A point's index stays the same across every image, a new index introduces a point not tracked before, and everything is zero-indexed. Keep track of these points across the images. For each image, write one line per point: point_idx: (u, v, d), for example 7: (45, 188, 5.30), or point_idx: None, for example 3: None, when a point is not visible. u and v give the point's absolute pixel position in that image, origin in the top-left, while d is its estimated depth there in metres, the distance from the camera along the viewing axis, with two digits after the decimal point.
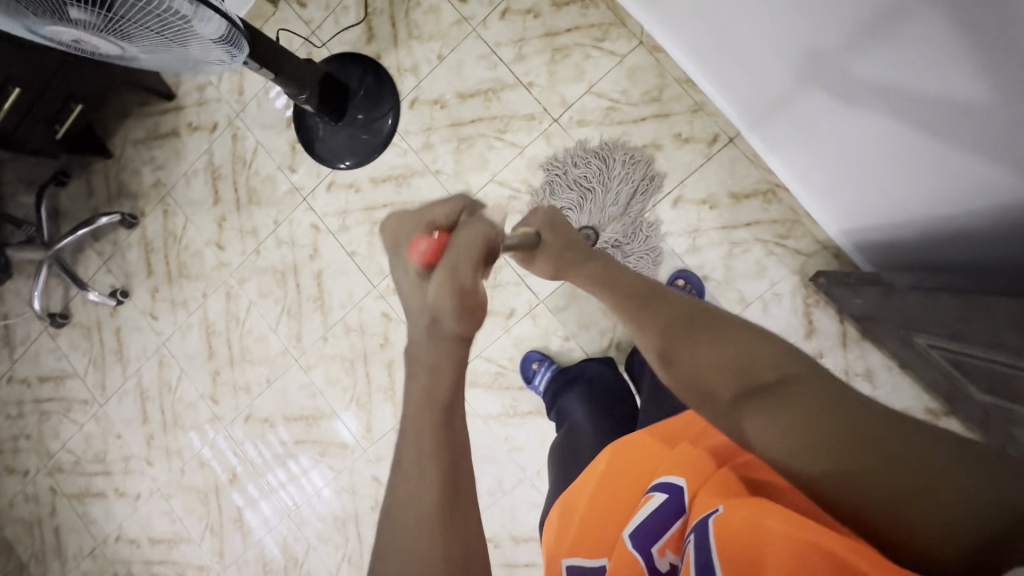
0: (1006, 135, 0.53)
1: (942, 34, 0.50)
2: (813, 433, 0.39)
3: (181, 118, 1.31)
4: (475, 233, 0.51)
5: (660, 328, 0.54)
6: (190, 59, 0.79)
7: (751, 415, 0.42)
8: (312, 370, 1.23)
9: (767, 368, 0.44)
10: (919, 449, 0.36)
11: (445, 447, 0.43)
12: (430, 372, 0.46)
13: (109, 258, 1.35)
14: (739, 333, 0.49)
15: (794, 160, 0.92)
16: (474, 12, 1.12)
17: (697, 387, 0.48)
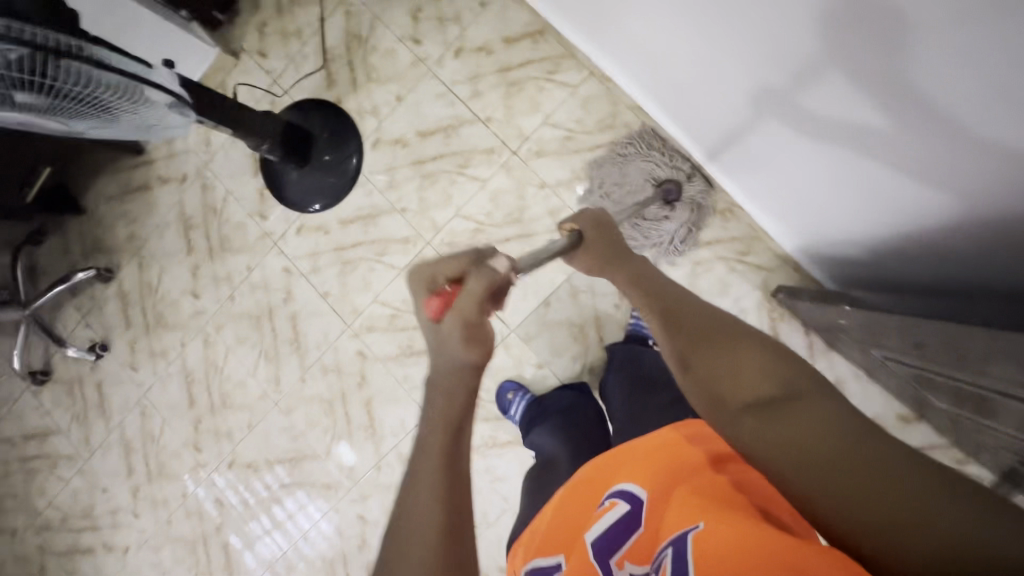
0: (930, 160, 0.54)
1: (879, 71, 0.51)
2: (798, 449, 0.38)
3: (152, 171, 1.33)
4: (479, 283, 0.52)
5: (678, 333, 0.53)
6: (142, 125, 0.81)
7: (750, 426, 0.42)
8: (293, 412, 1.23)
9: (784, 383, 0.43)
10: (899, 478, 0.33)
11: (448, 472, 0.45)
12: (446, 395, 0.49)
13: (88, 312, 1.37)
14: (761, 346, 0.47)
15: (749, 185, 0.94)
16: (429, 53, 1.15)
17: (706, 392, 0.48)
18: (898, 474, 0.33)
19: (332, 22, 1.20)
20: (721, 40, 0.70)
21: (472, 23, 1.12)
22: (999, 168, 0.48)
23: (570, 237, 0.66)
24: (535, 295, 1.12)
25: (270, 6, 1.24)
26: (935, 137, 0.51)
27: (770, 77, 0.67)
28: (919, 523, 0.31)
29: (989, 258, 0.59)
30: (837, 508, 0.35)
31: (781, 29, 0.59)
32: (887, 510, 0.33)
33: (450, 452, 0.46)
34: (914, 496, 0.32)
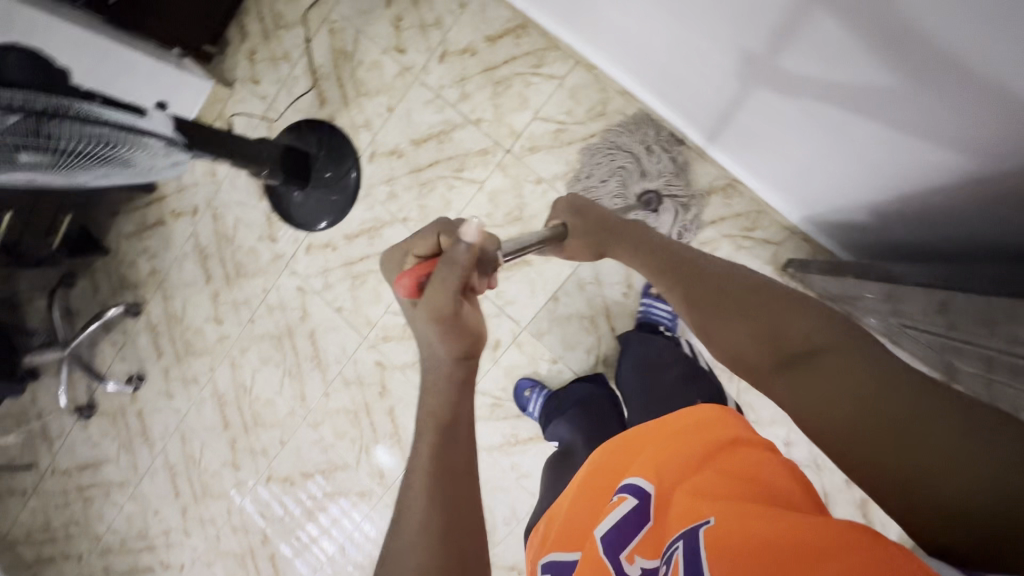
0: (927, 124, 0.54)
1: (855, 26, 0.51)
2: (826, 406, 0.39)
3: (165, 207, 1.39)
4: (460, 256, 0.48)
5: (704, 301, 0.52)
6: (145, 169, 0.83)
7: (785, 390, 0.43)
8: (321, 426, 1.27)
9: (807, 338, 0.43)
10: (929, 421, 0.34)
11: (442, 473, 0.41)
12: (435, 393, 0.45)
13: (122, 347, 1.44)
14: (784, 305, 0.47)
15: (744, 161, 0.93)
16: (414, 61, 1.15)
17: (738, 359, 0.48)
18: (923, 417, 0.35)
19: (318, 41, 1.22)
20: (705, 18, 0.68)
21: (453, 25, 1.12)
22: (998, 127, 0.48)
23: (553, 229, 0.65)
24: (543, 290, 1.12)
25: (257, 33, 1.27)
26: (935, 101, 0.50)
27: (756, 52, 0.65)
28: (951, 463, 0.33)
29: (990, 218, 0.59)
30: (865, 455, 0.37)
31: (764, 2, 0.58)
32: (914, 454, 0.34)
33: (441, 456, 0.41)
34: (935, 430, 0.34)
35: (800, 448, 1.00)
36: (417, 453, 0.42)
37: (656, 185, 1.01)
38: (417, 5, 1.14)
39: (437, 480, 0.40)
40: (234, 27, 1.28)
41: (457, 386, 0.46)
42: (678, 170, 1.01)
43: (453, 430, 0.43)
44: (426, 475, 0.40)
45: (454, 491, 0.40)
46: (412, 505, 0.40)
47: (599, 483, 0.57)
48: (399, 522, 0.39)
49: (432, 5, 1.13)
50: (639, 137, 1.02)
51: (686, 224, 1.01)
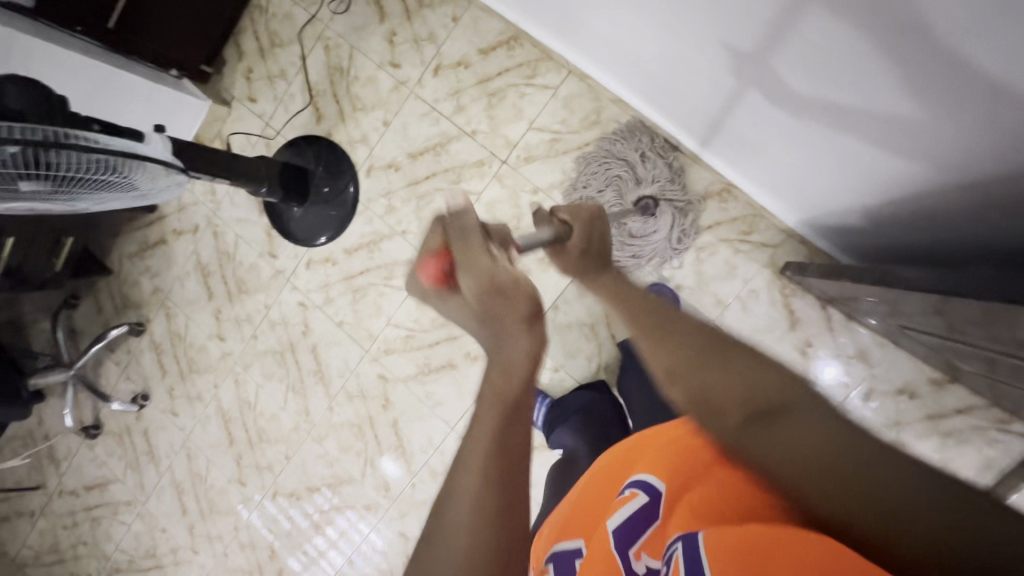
0: (919, 128, 0.54)
1: (842, 25, 0.51)
2: (787, 455, 0.34)
3: (166, 226, 1.40)
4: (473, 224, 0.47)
5: (672, 347, 0.47)
6: (146, 193, 0.84)
7: (751, 442, 0.36)
8: (325, 440, 1.27)
9: (774, 392, 0.39)
10: (888, 475, 0.30)
11: (504, 462, 0.37)
12: (502, 368, 0.40)
13: (126, 366, 1.45)
14: (749, 359, 0.43)
15: (739, 165, 0.93)
16: (409, 75, 1.16)
17: (705, 405, 0.42)
18: (883, 470, 0.30)
19: (313, 59, 1.23)
20: (696, 27, 0.68)
21: (446, 39, 1.13)
22: (990, 131, 0.48)
23: (556, 229, 0.63)
24: (543, 299, 1.12)
25: (253, 52, 1.28)
26: (925, 100, 0.50)
27: (748, 59, 0.65)
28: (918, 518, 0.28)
29: (983, 223, 0.59)
30: (826, 505, 0.32)
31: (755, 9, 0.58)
32: (876, 503, 0.30)
33: (502, 441, 0.37)
34: (902, 484, 0.30)
35: None
36: (477, 434, 0.38)
37: (656, 191, 1.01)
38: (410, 20, 1.15)
39: (496, 467, 0.36)
40: (230, 47, 1.30)
41: (528, 356, 0.41)
42: (674, 174, 1.01)
43: (518, 408, 0.39)
44: (486, 460, 0.36)
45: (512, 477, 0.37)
46: (464, 489, 0.36)
47: (609, 481, 0.57)
48: (449, 507, 0.36)
49: (425, 20, 1.14)
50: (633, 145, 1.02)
51: (684, 228, 1.01)
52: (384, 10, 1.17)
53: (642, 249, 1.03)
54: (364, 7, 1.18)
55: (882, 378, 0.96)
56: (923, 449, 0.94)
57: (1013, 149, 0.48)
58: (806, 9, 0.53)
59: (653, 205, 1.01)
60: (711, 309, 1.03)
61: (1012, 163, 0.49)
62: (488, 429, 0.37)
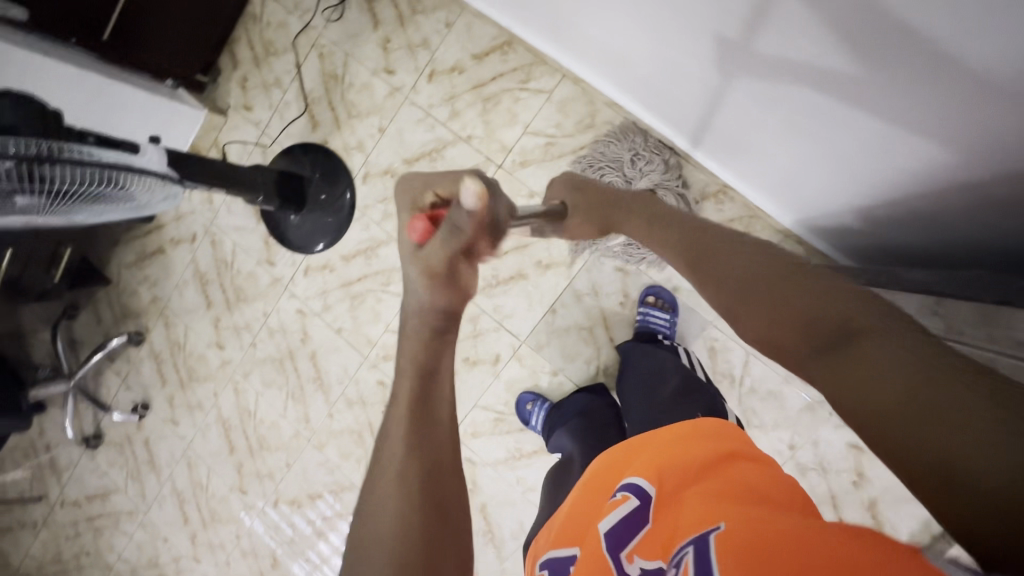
0: (914, 126, 0.54)
1: (827, 28, 0.52)
2: (853, 388, 0.30)
3: (164, 236, 1.40)
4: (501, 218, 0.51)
5: (723, 281, 0.44)
6: (140, 206, 0.84)
7: (818, 378, 0.34)
8: (325, 447, 1.27)
9: (844, 314, 0.34)
10: (957, 412, 0.26)
11: (419, 425, 0.44)
12: (421, 346, 0.48)
13: (126, 376, 1.45)
14: (814, 280, 0.38)
15: (734, 167, 0.93)
16: (404, 81, 1.16)
17: (769, 337, 0.39)
18: (958, 409, 0.26)
19: (308, 67, 1.23)
20: (685, 34, 0.70)
21: (440, 44, 1.13)
22: (987, 122, 0.48)
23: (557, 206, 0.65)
24: (540, 303, 1.12)
25: (248, 61, 1.29)
26: (914, 97, 0.51)
27: (738, 64, 0.66)
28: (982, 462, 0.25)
29: (980, 220, 0.60)
30: (885, 443, 0.29)
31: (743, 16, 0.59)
32: (937, 448, 0.26)
33: (419, 408, 0.45)
34: (968, 422, 0.26)
35: (805, 451, 1.00)
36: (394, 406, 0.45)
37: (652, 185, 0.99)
38: (404, 27, 1.15)
39: (412, 430, 0.43)
40: (225, 56, 1.30)
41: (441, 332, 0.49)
42: (670, 167, 1.00)
43: (432, 379, 0.47)
44: (404, 425, 0.44)
45: (432, 437, 0.44)
46: (389, 452, 0.43)
47: (599, 485, 0.57)
48: (378, 471, 0.42)
49: (418, 26, 1.14)
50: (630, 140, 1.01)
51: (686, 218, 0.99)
52: (378, 17, 1.17)
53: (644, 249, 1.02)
54: (358, 15, 1.18)
55: None
56: None
57: (1011, 141, 0.48)
58: (793, 15, 0.54)
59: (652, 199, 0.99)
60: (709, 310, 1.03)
61: (1011, 156, 0.50)
62: (406, 396, 0.45)
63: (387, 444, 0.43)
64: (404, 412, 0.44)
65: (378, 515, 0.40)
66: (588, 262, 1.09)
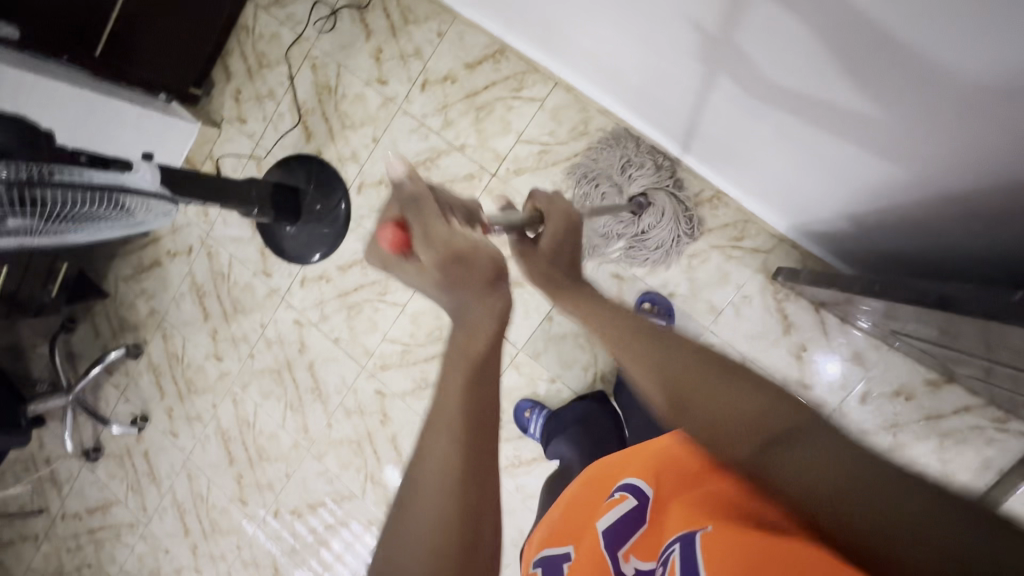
0: (906, 136, 0.54)
1: (812, 39, 0.51)
2: (808, 487, 0.32)
3: (160, 248, 1.41)
4: (419, 192, 0.46)
5: (663, 371, 0.45)
6: (135, 224, 0.85)
7: (764, 473, 0.34)
8: (325, 457, 1.27)
9: (783, 420, 0.37)
10: (897, 503, 0.29)
11: (470, 416, 0.40)
12: (465, 322, 0.43)
13: (125, 388, 1.45)
14: (751, 382, 0.41)
15: (726, 172, 0.93)
16: (397, 91, 1.17)
17: (711, 431, 0.39)
18: (904, 503, 0.29)
19: (301, 78, 1.24)
20: (671, 40, 0.69)
21: (432, 54, 1.13)
22: (978, 135, 0.47)
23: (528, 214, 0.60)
24: (536, 311, 1.12)
25: (241, 72, 1.29)
26: (903, 108, 0.50)
27: (727, 68, 0.65)
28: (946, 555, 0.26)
29: (969, 229, 0.60)
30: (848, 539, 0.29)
31: (728, 21, 0.58)
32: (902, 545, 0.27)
33: (472, 394, 0.40)
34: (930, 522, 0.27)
35: None
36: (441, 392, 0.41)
37: (646, 188, 1.00)
38: (396, 37, 1.15)
39: (464, 421, 0.40)
40: (219, 69, 1.30)
41: (496, 312, 0.43)
42: (664, 171, 0.99)
43: (483, 371, 0.42)
44: (454, 415, 0.40)
45: (484, 437, 0.40)
46: (432, 448, 0.39)
47: (598, 486, 0.58)
48: (421, 464, 0.39)
49: (410, 36, 1.14)
50: (624, 146, 1.01)
51: (680, 221, 0.99)
52: (370, 28, 1.17)
53: (653, 252, 1.02)
54: (350, 26, 1.19)
55: (877, 380, 0.96)
56: (922, 449, 0.94)
57: (1001, 152, 0.48)
58: (779, 24, 0.53)
59: (645, 203, 0.99)
60: (705, 316, 1.03)
61: (1000, 169, 0.49)
62: (455, 390, 0.40)
63: (428, 443, 0.40)
64: (454, 400, 0.40)
65: (420, 518, 0.38)
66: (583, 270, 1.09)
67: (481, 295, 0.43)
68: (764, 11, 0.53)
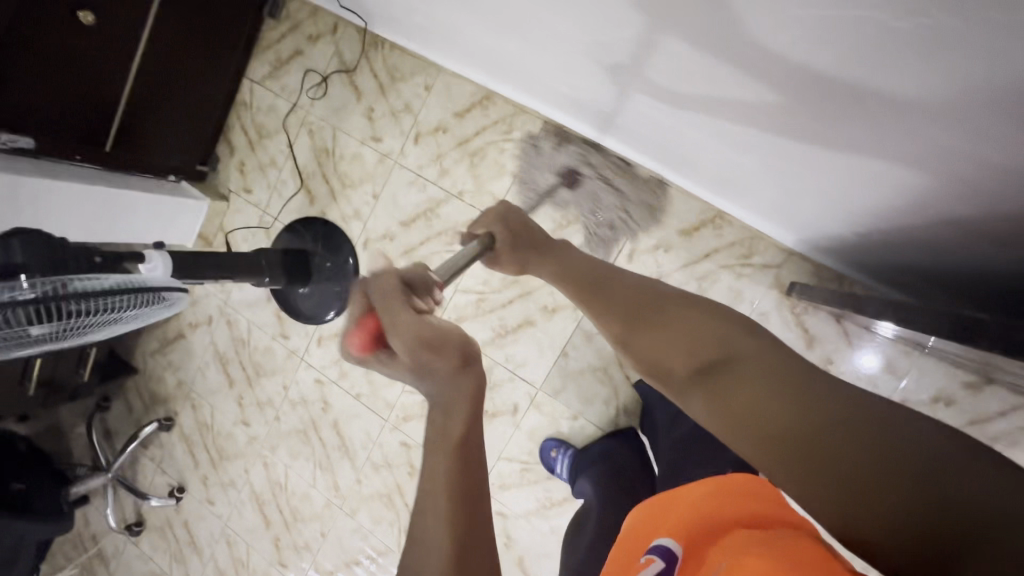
0: (902, 166, 0.51)
1: (768, 79, 0.49)
2: (755, 425, 0.36)
3: (182, 320, 1.45)
4: (394, 291, 0.47)
5: (617, 318, 0.54)
6: (152, 316, 0.87)
7: (700, 400, 0.42)
8: (357, 513, 1.27)
9: (714, 346, 0.43)
10: (837, 430, 0.32)
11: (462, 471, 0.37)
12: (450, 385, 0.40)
13: (160, 461, 1.49)
14: (698, 315, 0.48)
15: (720, 193, 0.91)
16: (391, 146, 1.19)
17: (657, 367, 0.48)
18: (829, 424, 0.33)
19: (299, 144, 1.28)
20: (629, 78, 0.68)
21: (422, 107, 1.16)
22: (980, 169, 0.44)
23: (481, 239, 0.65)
24: (551, 348, 1.11)
25: (243, 145, 1.34)
26: (881, 140, 0.48)
27: (688, 104, 0.65)
28: (879, 495, 0.29)
29: (984, 248, 0.57)
30: (796, 471, 0.33)
31: (677, 66, 0.57)
32: (873, 472, 0.30)
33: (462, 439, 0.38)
34: (875, 446, 0.31)
35: None
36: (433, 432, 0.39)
37: (562, 163, 1.06)
38: (385, 94, 1.19)
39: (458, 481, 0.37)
40: (222, 145, 1.36)
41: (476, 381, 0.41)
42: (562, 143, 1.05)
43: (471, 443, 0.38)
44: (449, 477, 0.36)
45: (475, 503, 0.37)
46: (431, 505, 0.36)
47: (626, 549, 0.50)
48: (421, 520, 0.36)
49: (399, 92, 1.17)
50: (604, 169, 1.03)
51: (604, 170, 1.03)
52: (360, 89, 1.21)
53: (614, 229, 1.05)
54: (340, 90, 1.23)
55: (913, 388, 0.91)
56: None
57: (1003, 189, 0.46)
58: (753, 74, 0.49)
59: (573, 173, 1.05)
60: None
61: (1001, 200, 0.48)
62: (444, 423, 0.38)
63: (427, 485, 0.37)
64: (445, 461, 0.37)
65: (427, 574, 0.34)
66: None
67: (452, 375, 0.41)
68: (713, 55, 0.50)
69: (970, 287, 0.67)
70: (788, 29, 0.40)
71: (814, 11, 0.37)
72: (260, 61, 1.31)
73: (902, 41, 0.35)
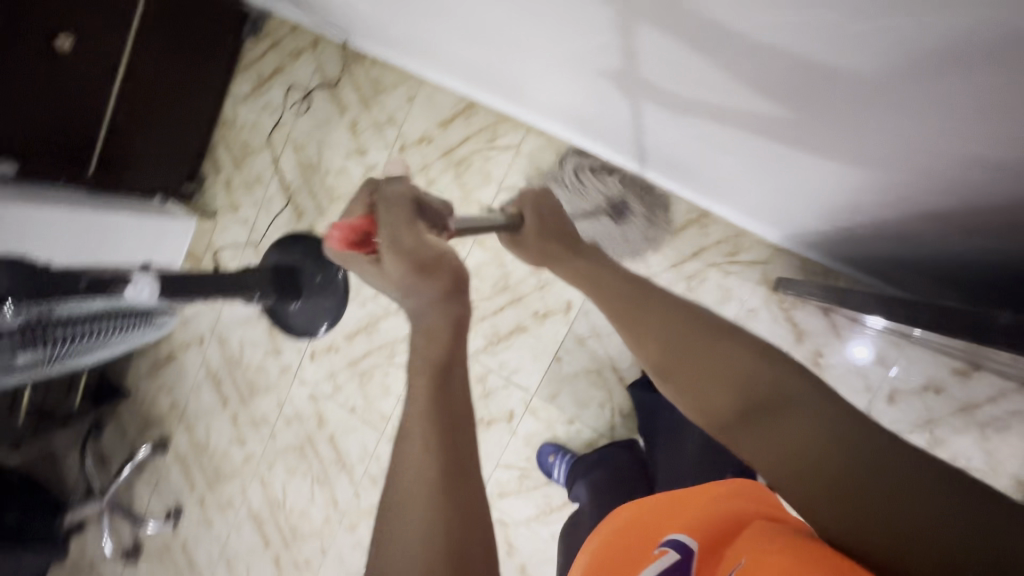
0: (883, 162, 0.51)
1: (748, 77, 0.49)
2: (794, 459, 0.35)
3: (174, 341, 1.44)
4: (401, 200, 0.48)
5: (656, 344, 0.49)
6: (141, 337, 0.87)
7: (744, 438, 0.39)
8: (357, 527, 1.25)
9: (763, 384, 0.40)
10: (889, 473, 0.33)
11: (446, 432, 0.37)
12: (428, 334, 0.42)
13: (156, 484, 1.47)
14: (737, 346, 0.44)
15: (707, 193, 0.92)
16: (376, 158, 1.19)
17: (697, 400, 0.44)
18: (877, 463, 0.33)
19: (285, 160, 1.29)
20: (609, 83, 0.68)
21: (405, 119, 1.16)
22: (958, 161, 0.45)
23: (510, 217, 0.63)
24: (544, 354, 1.11)
25: (229, 163, 1.36)
26: (861, 135, 0.48)
27: (671, 105, 0.64)
28: (926, 541, 0.30)
29: (965, 240, 0.58)
30: (843, 508, 0.33)
31: (655, 69, 0.57)
32: (915, 516, 0.31)
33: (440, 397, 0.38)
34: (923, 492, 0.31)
35: None
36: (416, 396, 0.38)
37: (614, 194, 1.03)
38: (368, 107, 1.19)
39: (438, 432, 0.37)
40: (208, 164, 1.37)
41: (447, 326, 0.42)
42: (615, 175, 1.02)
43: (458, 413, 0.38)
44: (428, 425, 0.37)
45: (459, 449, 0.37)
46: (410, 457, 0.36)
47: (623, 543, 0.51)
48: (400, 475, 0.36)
49: (383, 104, 1.18)
50: (586, 171, 1.03)
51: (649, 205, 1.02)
52: (343, 103, 1.21)
53: (630, 244, 1.04)
54: (324, 104, 1.23)
55: (903, 377, 0.92)
56: (964, 443, 0.88)
57: (981, 182, 0.47)
58: (739, 77, 0.49)
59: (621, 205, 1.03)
60: None
61: (982, 191, 0.48)
62: (422, 406, 0.38)
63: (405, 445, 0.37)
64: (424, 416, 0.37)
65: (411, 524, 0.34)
66: (584, 306, 1.09)
67: (442, 296, 0.44)
68: (689, 58, 0.51)
69: (953, 276, 0.68)
70: (760, 32, 0.41)
71: (791, 13, 0.38)
72: (244, 79, 1.33)
73: (871, 39, 0.35)
